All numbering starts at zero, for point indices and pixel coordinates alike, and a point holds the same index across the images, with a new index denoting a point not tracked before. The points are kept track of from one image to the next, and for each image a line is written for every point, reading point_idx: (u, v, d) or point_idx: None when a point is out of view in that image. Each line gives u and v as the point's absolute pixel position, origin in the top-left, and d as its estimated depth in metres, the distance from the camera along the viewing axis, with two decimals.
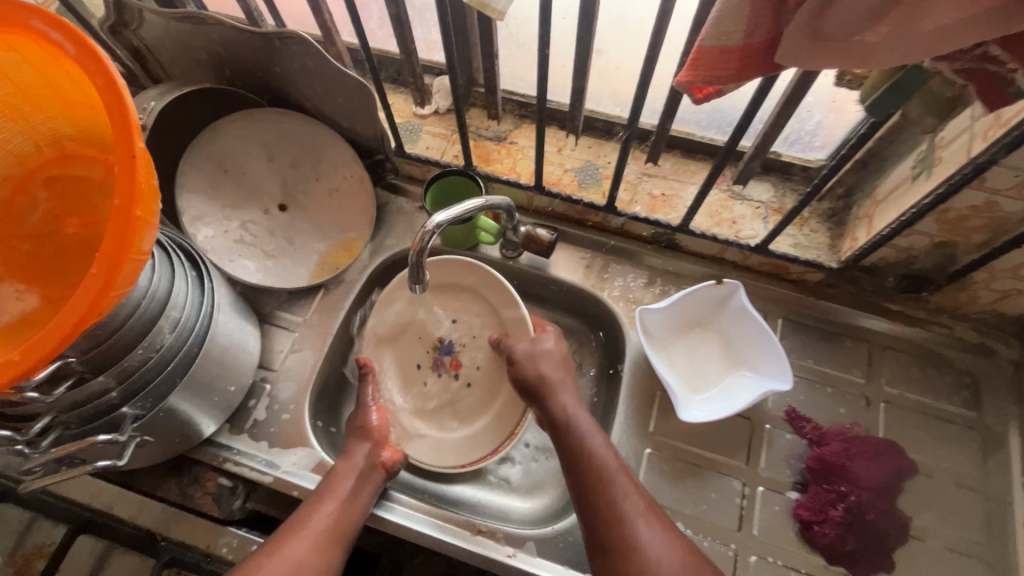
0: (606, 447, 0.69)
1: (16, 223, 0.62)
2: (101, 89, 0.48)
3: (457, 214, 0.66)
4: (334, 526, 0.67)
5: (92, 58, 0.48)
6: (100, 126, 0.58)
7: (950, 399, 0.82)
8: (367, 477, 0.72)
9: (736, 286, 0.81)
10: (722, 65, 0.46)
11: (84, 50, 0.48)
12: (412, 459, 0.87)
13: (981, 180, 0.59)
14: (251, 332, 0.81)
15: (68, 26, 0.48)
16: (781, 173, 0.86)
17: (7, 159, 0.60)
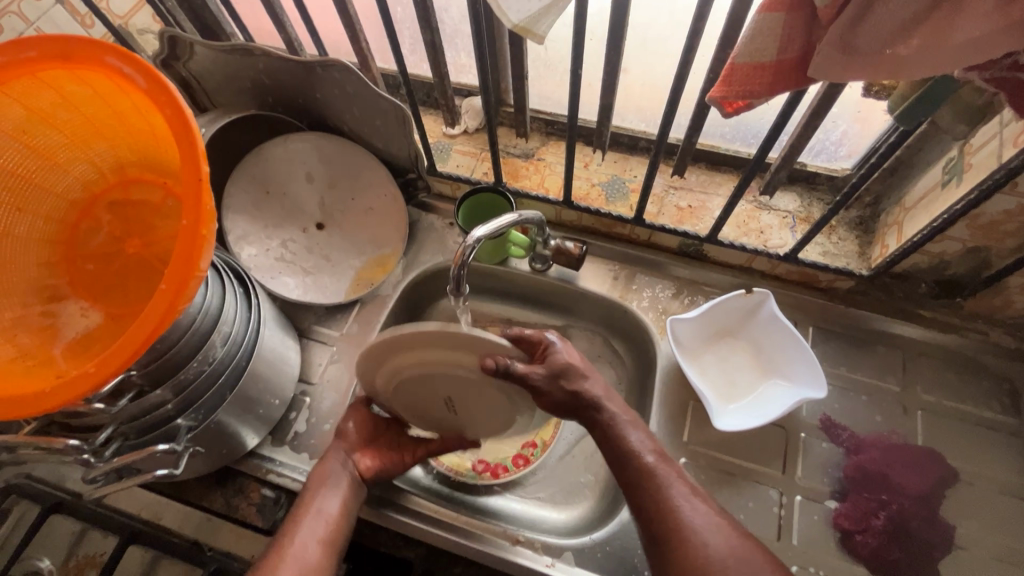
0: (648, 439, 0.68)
1: (80, 243, 0.66)
2: (169, 117, 0.51)
3: (494, 228, 0.68)
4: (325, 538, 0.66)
5: (162, 89, 0.51)
6: (161, 152, 0.62)
7: (989, 406, 0.81)
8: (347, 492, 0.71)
9: (766, 295, 0.82)
10: (756, 80, 0.47)
11: (156, 82, 0.51)
12: (445, 471, 0.89)
13: (1014, 184, 0.60)
14: (292, 346, 0.84)
15: (140, 60, 0.51)
16: (808, 183, 0.87)
17: (74, 185, 0.64)
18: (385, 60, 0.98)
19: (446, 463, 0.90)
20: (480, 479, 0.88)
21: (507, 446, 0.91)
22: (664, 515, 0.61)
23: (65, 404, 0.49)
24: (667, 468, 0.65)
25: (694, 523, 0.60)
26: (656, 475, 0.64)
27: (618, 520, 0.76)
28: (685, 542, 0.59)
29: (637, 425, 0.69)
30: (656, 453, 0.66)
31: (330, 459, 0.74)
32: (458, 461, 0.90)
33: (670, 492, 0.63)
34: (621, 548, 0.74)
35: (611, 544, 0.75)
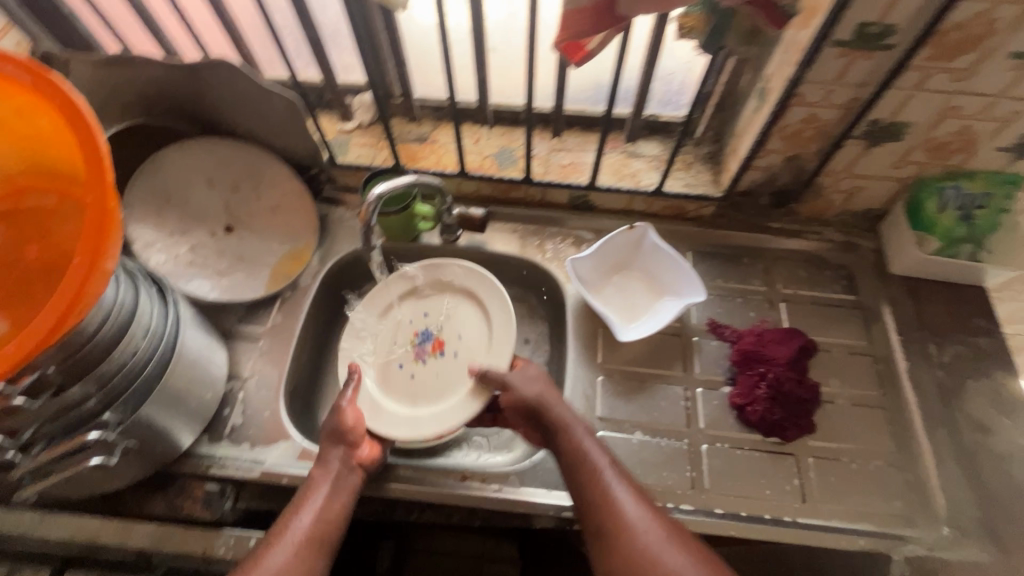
0: (607, 457, 0.72)
1: None
2: (59, 107, 0.54)
3: (395, 186, 0.75)
4: (314, 533, 0.67)
5: (46, 81, 0.54)
6: (51, 153, 0.63)
7: (833, 289, 0.99)
8: (343, 480, 0.72)
9: (646, 226, 0.95)
10: (580, 22, 0.59)
11: (40, 76, 0.53)
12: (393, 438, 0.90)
13: (798, 96, 0.77)
14: (216, 343, 0.85)
15: (21, 57, 0.54)
16: (665, 131, 1.02)
17: None
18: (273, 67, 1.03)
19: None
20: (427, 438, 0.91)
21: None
22: (620, 521, 0.66)
23: None
24: (618, 472, 0.71)
25: (646, 534, 0.65)
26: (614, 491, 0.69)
27: None
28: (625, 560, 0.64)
29: (624, 480, 0.70)
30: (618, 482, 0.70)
31: (328, 449, 0.75)
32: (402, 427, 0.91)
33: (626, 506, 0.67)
34: None
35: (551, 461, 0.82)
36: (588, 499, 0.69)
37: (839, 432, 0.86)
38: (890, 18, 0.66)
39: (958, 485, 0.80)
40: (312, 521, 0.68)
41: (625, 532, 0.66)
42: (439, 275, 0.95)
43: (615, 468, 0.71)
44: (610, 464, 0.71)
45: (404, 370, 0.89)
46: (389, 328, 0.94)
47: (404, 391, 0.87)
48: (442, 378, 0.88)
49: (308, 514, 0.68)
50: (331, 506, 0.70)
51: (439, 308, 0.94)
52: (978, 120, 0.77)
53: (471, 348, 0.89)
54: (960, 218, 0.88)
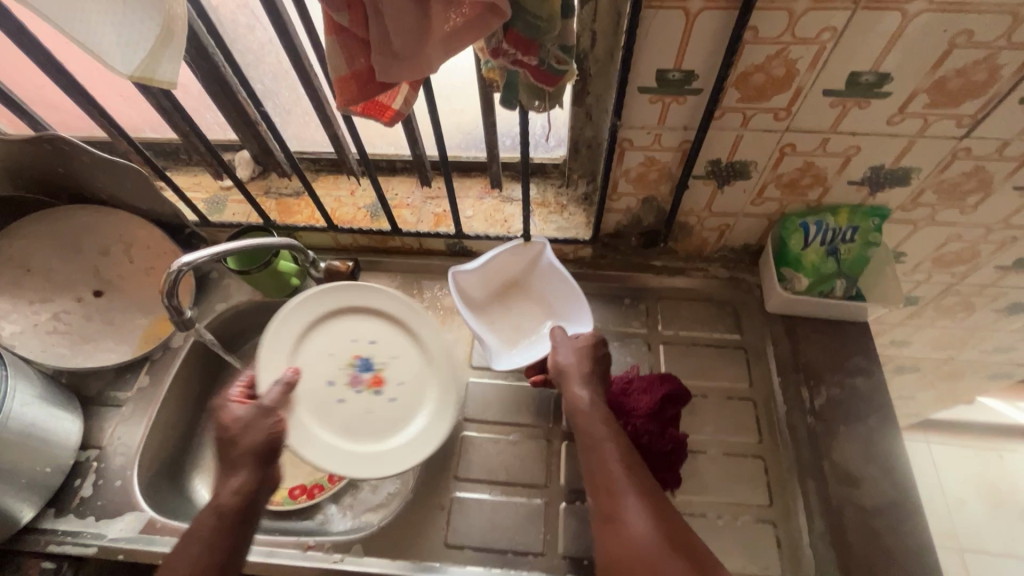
0: (626, 446, 0.69)
1: None
2: None
3: (206, 255, 0.71)
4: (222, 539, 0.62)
5: None
6: None
7: (717, 328, 0.95)
8: (242, 519, 0.65)
9: (544, 244, 0.89)
10: (348, 89, 0.57)
11: None
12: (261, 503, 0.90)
13: (628, 140, 0.75)
14: (65, 413, 0.84)
15: None
16: (540, 173, 1.01)
17: None
18: (153, 129, 1.03)
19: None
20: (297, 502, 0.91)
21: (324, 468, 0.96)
22: (621, 518, 0.62)
23: None
24: (629, 463, 0.67)
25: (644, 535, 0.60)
26: (620, 480, 0.65)
27: (407, 501, 0.81)
28: (621, 558, 0.60)
29: (637, 472, 0.66)
30: (630, 473, 0.66)
31: (234, 478, 0.67)
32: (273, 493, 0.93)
33: (626, 501, 0.63)
34: (408, 528, 0.79)
35: (398, 527, 0.79)
36: (595, 482, 0.67)
37: (707, 484, 0.81)
38: (686, 64, 0.64)
39: (826, 542, 0.75)
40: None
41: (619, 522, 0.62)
42: (376, 309, 0.89)
43: (627, 461, 0.67)
44: (620, 453, 0.68)
45: (332, 391, 0.84)
46: (329, 337, 0.87)
47: (326, 414, 0.82)
48: (367, 420, 0.84)
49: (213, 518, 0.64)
50: (227, 552, 0.62)
51: (382, 337, 0.89)
52: (818, 157, 0.74)
53: (410, 401, 0.86)
54: (828, 252, 0.84)
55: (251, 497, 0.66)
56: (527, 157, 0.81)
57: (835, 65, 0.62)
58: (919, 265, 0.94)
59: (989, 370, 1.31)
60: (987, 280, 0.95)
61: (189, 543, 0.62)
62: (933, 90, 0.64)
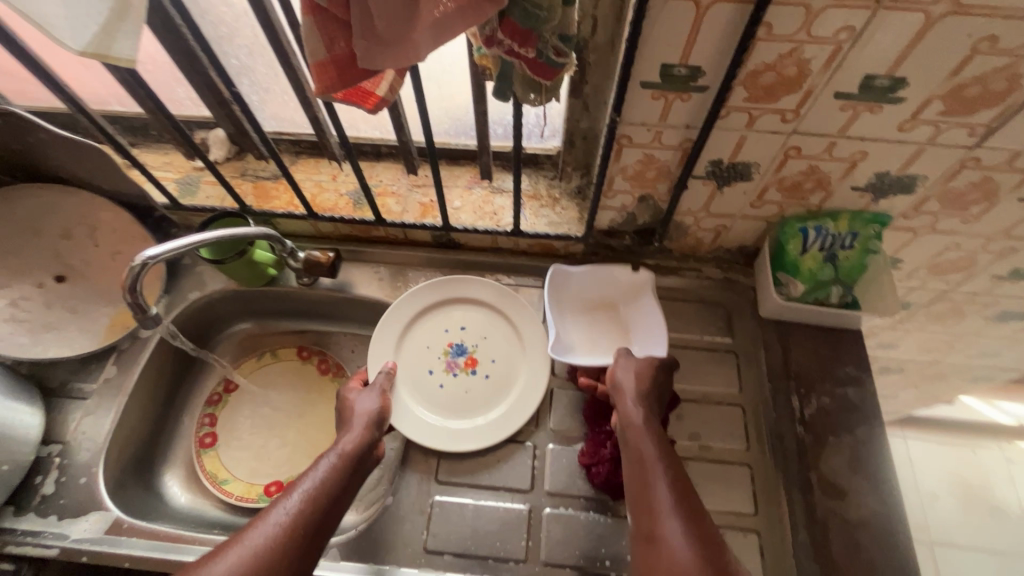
0: (680, 472, 0.67)
1: None
2: None
3: (174, 248, 0.66)
4: (320, 502, 0.64)
5: None
6: None
7: (707, 331, 0.93)
8: (354, 469, 0.70)
9: (651, 277, 0.89)
10: (327, 77, 0.52)
11: None
12: (236, 500, 0.90)
13: (626, 137, 0.71)
14: (23, 407, 0.79)
15: None
16: (532, 163, 0.97)
17: None
18: (120, 103, 0.96)
19: (236, 493, 0.91)
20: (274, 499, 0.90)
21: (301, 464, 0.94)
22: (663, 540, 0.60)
23: None
24: (677, 491, 0.64)
25: (684, 559, 0.57)
26: (665, 504, 0.63)
27: (385, 505, 0.78)
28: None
29: (688, 499, 0.64)
30: (679, 499, 0.64)
31: (349, 433, 0.74)
32: (249, 488, 0.91)
33: (669, 523, 0.61)
34: (385, 532, 0.77)
35: (376, 531, 0.77)
36: (643, 504, 0.65)
37: None
38: (693, 60, 0.60)
39: (809, 553, 0.75)
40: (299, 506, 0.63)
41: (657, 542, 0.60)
42: (495, 286, 0.93)
43: (677, 485, 0.65)
44: (669, 479, 0.66)
45: (433, 377, 0.87)
46: (424, 328, 0.90)
47: (430, 398, 0.85)
48: (470, 397, 0.86)
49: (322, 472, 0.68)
50: (338, 492, 0.67)
51: (495, 318, 0.92)
52: (823, 161, 0.71)
53: (505, 377, 0.87)
54: (826, 259, 0.82)
55: (361, 449, 0.72)
56: (520, 150, 0.77)
57: (849, 68, 0.59)
58: (914, 271, 0.92)
59: (973, 372, 1.32)
60: (982, 288, 0.94)
61: (303, 481, 0.67)
62: (949, 97, 0.60)
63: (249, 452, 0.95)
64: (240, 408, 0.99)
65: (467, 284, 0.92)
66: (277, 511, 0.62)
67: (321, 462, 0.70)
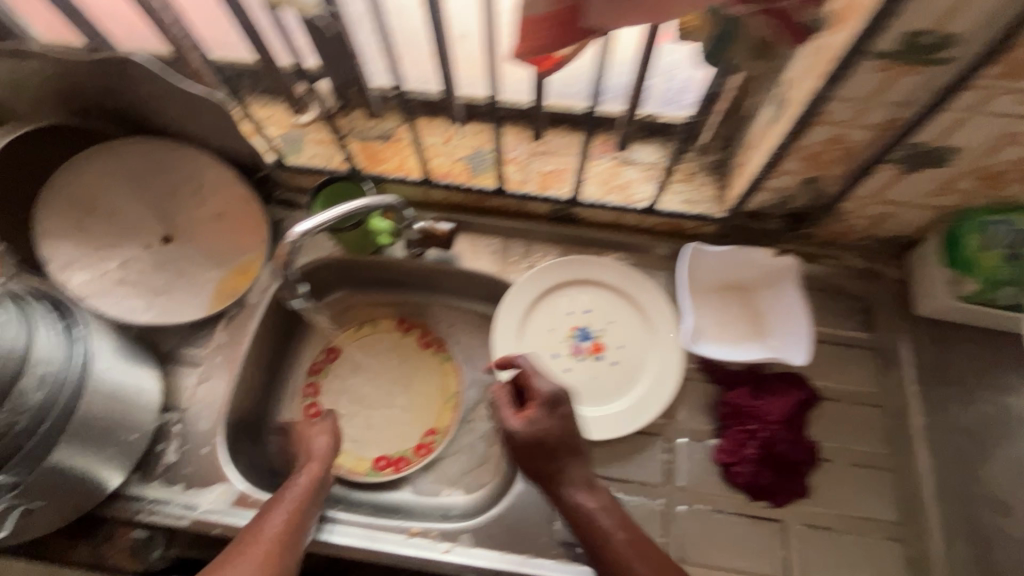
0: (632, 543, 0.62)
1: None
2: None
3: (323, 222, 0.62)
4: (300, 513, 0.69)
5: None
6: None
7: (845, 324, 0.87)
8: (321, 487, 0.74)
9: (796, 263, 0.82)
10: (541, 33, 0.46)
11: None
12: (346, 473, 0.88)
13: (823, 113, 0.62)
14: (145, 373, 0.76)
15: None
16: (665, 133, 0.88)
17: None
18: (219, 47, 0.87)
19: (347, 466, 0.89)
20: (383, 473, 0.88)
21: (406, 441, 0.91)
22: None
23: None
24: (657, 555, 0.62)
25: None
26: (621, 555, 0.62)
27: (514, 493, 0.76)
28: None
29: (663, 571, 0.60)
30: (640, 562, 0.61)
31: (317, 449, 0.78)
32: (358, 462, 0.89)
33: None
34: (515, 520, 0.75)
35: (506, 519, 0.75)
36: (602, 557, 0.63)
37: (834, 497, 0.76)
38: (948, 26, 0.51)
39: (963, 569, 0.71)
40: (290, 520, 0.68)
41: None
42: (622, 268, 0.87)
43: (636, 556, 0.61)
44: (617, 525, 0.64)
45: (558, 361, 0.83)
46: (548, 309, 0.86)
47: (556, 383, 0.82)
48: (597, 385, 0.82)
49: (302, 482, 0.73)
50: (312, 504, 0.71)
51: (621, 302, 0.86)
52: None
53: (634, 365, 0.82)
54: (1010, 258, 0.70)
55: (320, 473, 0.75)
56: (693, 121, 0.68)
57: None
58: None
59: None
60: None
61: (285, 496, 0.70)
62: None
63: (352, 424, 0.92)
64: (340, 378, 0.94)
65: (592, 265, 0.87)
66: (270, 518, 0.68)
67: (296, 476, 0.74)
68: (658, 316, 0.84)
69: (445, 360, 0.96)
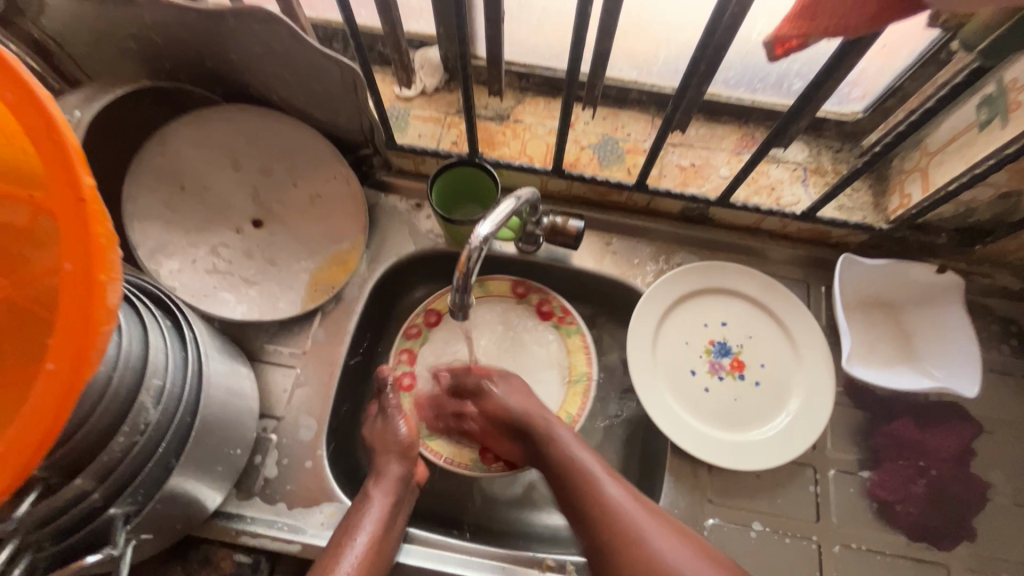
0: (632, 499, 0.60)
1: (21, 275, 0.47)
2: (47, 153, 0.34)
3: (499, 221, 0.55)
4: (379, 552, 0.60)
5: (38, 112, 0.34)
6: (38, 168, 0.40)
7: (1001, 350, 0.79)
8: (399, 506, 0.64)
9: (961, 282, 0.74)
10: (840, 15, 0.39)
11: (27, 101, 0.34)
12: (448, 464, 0.74)
13: None
14: (245, 377, 0.68)
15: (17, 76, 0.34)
16: (815, 131, 0.80)
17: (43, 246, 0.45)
18: (331, 11, 0.78)
19: (445, 455, 0.75)
20: (491, 470, 0.74)
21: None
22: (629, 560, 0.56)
23: None
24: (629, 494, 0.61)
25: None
26: (577, 461, 0.64)
27: None
28: None
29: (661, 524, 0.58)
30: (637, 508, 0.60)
31: (386, 466, 0.67)
32: (459, 451, 0.76)
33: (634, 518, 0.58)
34: None
35: None
36: (552, 473, 0.65)
37: (1003, 541, 0.69)
38: None
39: None
40: (374, 538, 0.60)
41: (614, 521, 0.58)
42: (766, 279, 0.78)
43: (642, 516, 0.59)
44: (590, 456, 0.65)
45: (696, 379, 0.76)
46: (683, 320, 0.78)
47: (695, 402, 0.74)
48: (740, 407, 0.74)
49: (375, 516, 0.62)
50: (391, 532, 0.62)
51: (761, 315, 0.79)
52: None
53: (779, 386, 0.75)
54: None
55: (398, 488, 0.65)
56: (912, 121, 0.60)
57: None
58: None
59: None
60: None
61: (364, 509, 0.62)
62: None
63: None
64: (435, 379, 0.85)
65: (733, 274, 0.79)
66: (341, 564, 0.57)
67: (367, 503, 0.63)
68: (808, 334, 0.76)
69: (572, 335, 0.81)
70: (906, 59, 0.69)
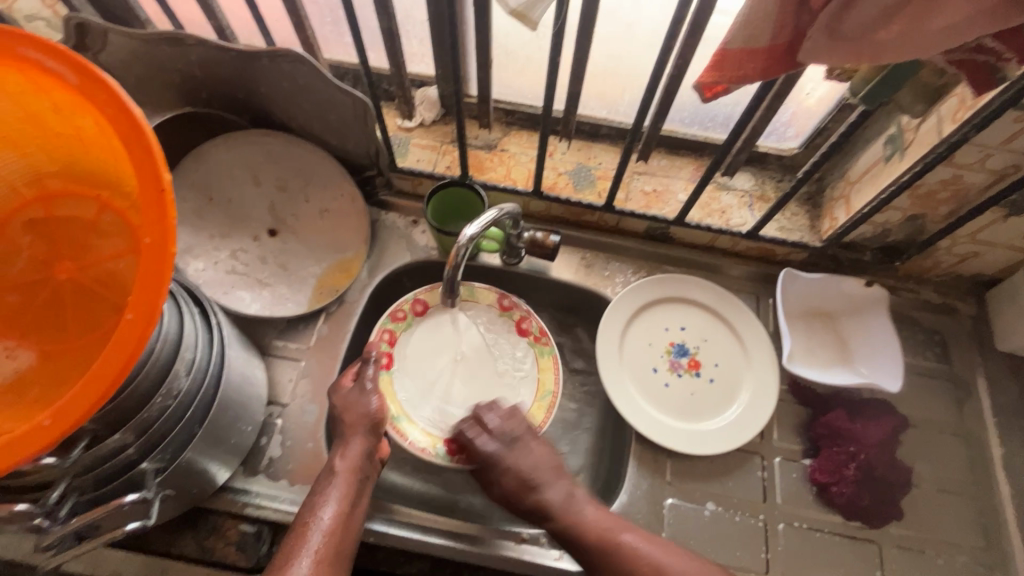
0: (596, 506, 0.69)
1: (89, 258, 0.57)
2: (136, 155, 0.44)
3: (484, 225, 0.66)
4: (346, 526, 0.64)
5: (132, 124, 0.44)
6: (120, 170, 0.51)
7: (926, 356, 0.89)
8: (362, 481, 0.68)
9: (885, 292, 0.85)
10: (749, 65, 0.49)
11: (121, 112, 0.44)
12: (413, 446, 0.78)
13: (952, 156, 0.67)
14: (257, 365, 0.76)
15: (116, 96, 0.44)
16: (760, 163, 0.93)
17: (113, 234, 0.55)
18: (345, 52, 0.91)
19: (412, 438, 0.79)
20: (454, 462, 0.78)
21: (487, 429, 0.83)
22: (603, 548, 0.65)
23: (64, 433, 0.41)
24: (630, 525, 0.68)
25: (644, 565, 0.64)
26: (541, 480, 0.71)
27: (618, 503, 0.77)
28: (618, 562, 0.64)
29: (620, 524, 0.67)
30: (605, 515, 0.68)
31: (349, 444, 0.70)
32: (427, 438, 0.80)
33: (637, 544, 0.65)
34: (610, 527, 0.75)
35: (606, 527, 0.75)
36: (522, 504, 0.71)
37: (926, 520, 0.78)
38: None
39: None
40: (340, 512, 0.64)
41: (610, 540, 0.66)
42: (721, 290, 0.90)
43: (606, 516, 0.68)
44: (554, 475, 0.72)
45: (657, 376, 0.86)
46: (647, 324, 0.89)
47: (656, 396, 0.84)
48: (696, 401, 0.84)
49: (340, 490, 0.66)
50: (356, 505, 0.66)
51: (714, 321, 0.89)
52: None
53: (731, 383, 0.85)
54: None
55: (362, 462, 0.69)
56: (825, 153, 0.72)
57: None
58: None
59: None
60: None
61: (327, 487, 0.66)
62: None
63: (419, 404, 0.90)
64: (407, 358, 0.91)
65: (690, 285, 0.90)
66: (310, 540, 0.61)
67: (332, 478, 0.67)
68: (755, 338, 0.87)
69: (544, 354, 0.87)
70: (828, 104, 0.83)
